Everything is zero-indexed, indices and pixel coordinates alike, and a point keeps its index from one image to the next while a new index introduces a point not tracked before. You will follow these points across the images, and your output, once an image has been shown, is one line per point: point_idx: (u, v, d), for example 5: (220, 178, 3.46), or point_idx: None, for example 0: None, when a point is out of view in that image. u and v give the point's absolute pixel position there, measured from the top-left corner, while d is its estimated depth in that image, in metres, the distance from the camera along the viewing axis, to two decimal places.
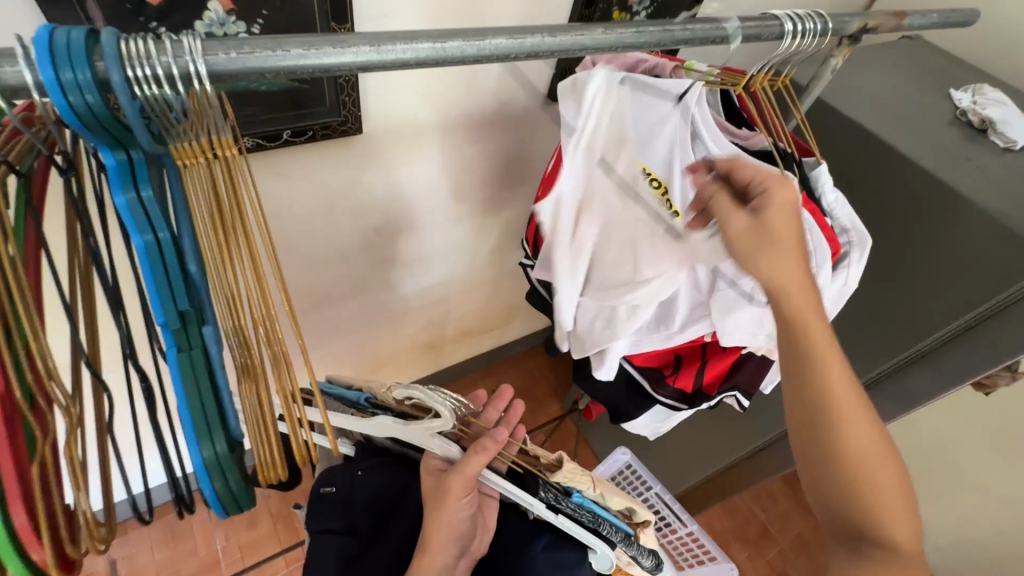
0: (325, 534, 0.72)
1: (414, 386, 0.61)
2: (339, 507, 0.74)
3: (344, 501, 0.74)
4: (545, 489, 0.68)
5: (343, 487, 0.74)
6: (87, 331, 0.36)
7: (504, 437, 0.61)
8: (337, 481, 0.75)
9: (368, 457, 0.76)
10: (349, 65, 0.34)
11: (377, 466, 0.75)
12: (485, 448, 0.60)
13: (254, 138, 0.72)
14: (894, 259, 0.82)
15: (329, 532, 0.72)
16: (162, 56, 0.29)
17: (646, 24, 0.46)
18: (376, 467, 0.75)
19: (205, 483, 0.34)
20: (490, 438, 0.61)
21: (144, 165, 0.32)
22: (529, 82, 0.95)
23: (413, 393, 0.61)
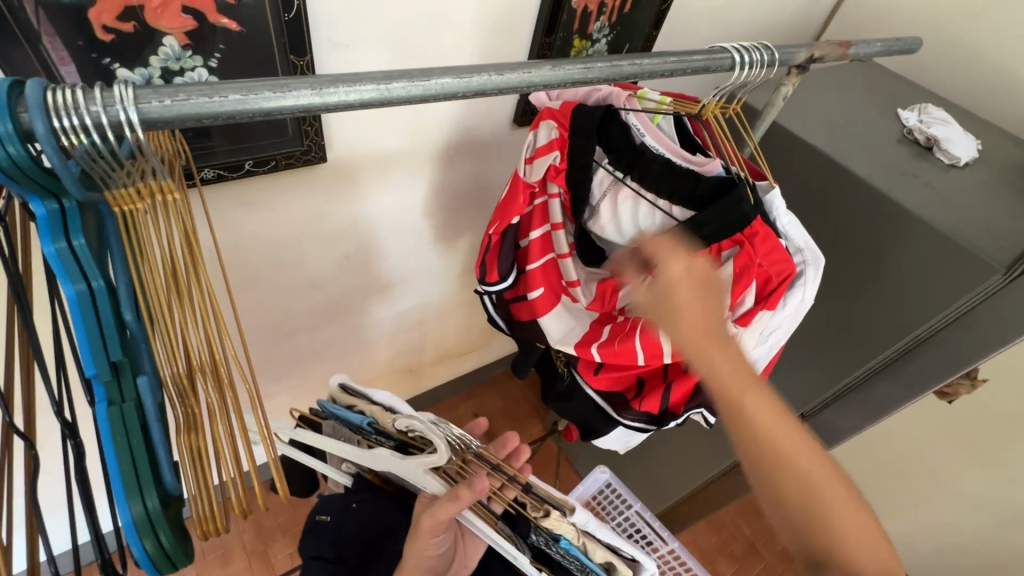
0: (315, 562, 0.70)
1: (416, 417, 0.62)
2: (330, 538, 0.72)
3: (335, 531, 0.72)
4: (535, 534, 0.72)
5: (337, 518, 0.73)
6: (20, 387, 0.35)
7: (482, 489, 0.57)
8: (333, 510, 0.74)
9: (362, 488, 0.75)
10: (291, 109, 0.34)
11: (370, 499, 0.73)
12: (457, 497, 0.57)
13: (215, 169, 0.72)
14: (852, 275, 0.84)
15: (319, 559, 0.70)
16: (90, 105, 0.28)
17: (594, 60, 0.47)
18: (370, 499, 0.73)
19: (135, 544, 0.33)
20: (466, 486, 0.57)
21: (77, 214, 0.31)
22: (495, 108, 0.96)
23: (415, 424, 0.62)
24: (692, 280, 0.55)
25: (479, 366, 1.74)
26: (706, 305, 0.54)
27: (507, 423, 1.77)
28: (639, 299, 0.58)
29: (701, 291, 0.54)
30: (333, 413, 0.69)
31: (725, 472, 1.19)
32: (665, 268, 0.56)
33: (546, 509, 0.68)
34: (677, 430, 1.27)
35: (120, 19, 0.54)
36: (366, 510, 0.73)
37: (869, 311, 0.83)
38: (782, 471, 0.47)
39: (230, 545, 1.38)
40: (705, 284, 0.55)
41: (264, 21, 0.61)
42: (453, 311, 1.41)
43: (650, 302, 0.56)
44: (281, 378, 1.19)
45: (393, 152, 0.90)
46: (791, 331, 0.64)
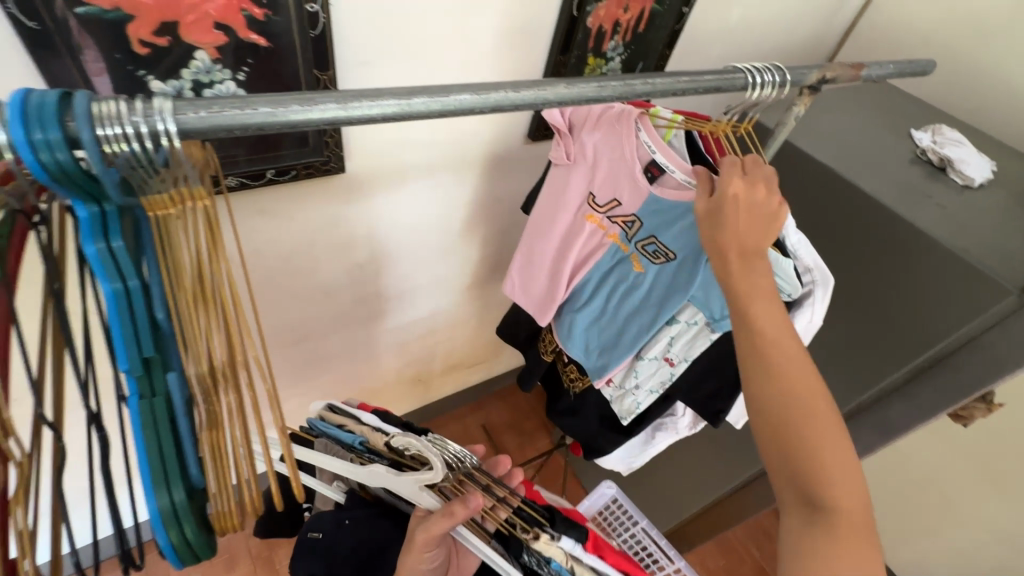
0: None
1: (410, 437, 0.65)
2: (321, 554, 0.72)
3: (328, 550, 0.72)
4: (527, 555, 0.69)
5: (329, 535, 0.73)
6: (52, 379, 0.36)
7: (476, 506, 0.59)
8: (325, 526, 0.73)
9: (357, 506, 0.75)
10: (316, 121, 0.36)
11: (365, 518, 0.73)
12: (452, 513, 0.59)
13: (238, 178, 0.75)
14: (862, 294, 0.84)
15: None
16: (132, 115, 0.30)
17: (607, 78, 0.48)
18: (364, 518, 0.73)
19: (160, 535, 0.35)
20: (463, 505, 0.59)
21: (116, 217, 0.33)
22: (510, 123, 0.98)
23: (410, 443, 0.64)
24: (749, 181, 0.54)
25: (488, 377, 1.75)
26: (748, 223, 0.53)
27: (514, 436, 1.77)
28: (700, 205, 0.56)
29: (721, 224, 0.53)
30: (322, 430, 0.70)
31: (733, 491, 1.18)
32: (728, 180, 0.54)
33: (535, 531, 0.67)
34: (686, 447, 1.26)
35: (156, 34, 0.57)
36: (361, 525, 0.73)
37: (881, 330, 0.82)
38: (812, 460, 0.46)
39: (235, 549, 1.39)
40: (757, 218, 0.53)
41: (292, 38, 0.64)
42: (463, 322, 1.42)
43: (718, 209, 0.54)
44: (292, 384, 1.21)
45: (409, 164, 0.92)
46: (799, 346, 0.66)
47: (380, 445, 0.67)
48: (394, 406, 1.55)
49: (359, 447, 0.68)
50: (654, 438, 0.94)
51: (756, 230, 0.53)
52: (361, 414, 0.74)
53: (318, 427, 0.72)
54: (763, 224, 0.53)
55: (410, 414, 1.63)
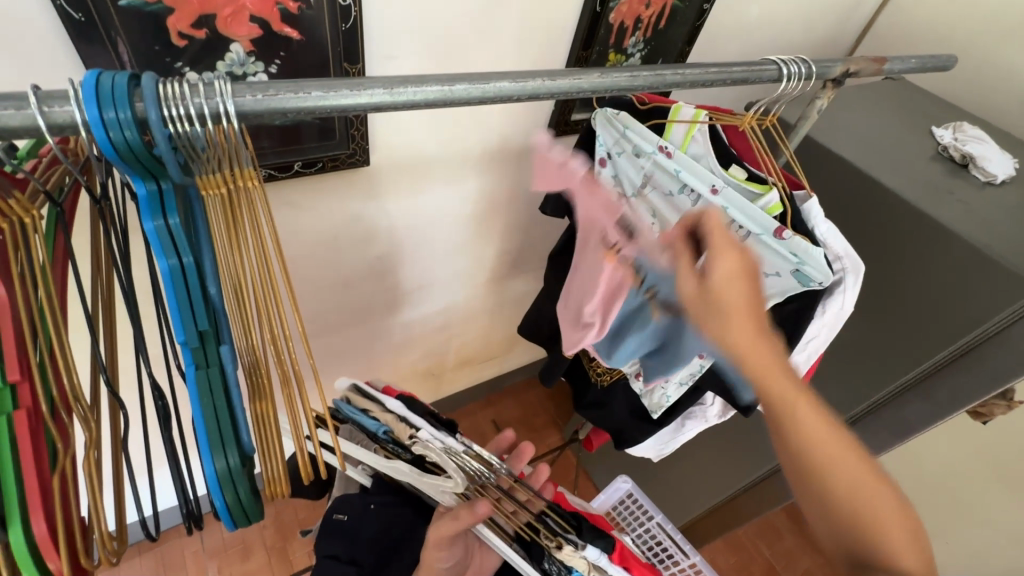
0: (330, 561, 0.71)
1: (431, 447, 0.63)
2: (346, 538, 0.73)
3: (353, 531, 0.73)
4: (549, 561, 0.69)
5: (355, 518, 0.73)
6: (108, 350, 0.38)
7: (481, 513, 0.61)
8: (350, 510, 0.74)
9: (383, 491, 0.76)
10: (364, 106, 0.37)
11: (390, 503, 0.74)
12: (459, 518, 0.62)
13: (266, 169, 0.76)
14: (881, 289, 0.84)
15: (333, 558, 0.71)
16: (195, 97, 0.32)
17: (639, 69, 0.49)
18: (390, 503, 0.74)
19: (217, 495, 0.36)
20: (467, 509, 0.62)
21: (173, 195, 0.35)
22: (530, 118, 0.99)
23: (430, 453, 0.63)
24: (728, 253, 0.50)
25: (500, 373, 1.76)
26: (738, 321, 0.48)
27: (525, 432, 1.78)
28: (686, 292, 0.53)
29: (711, 316, 0.50)
30: (348, 416, 0.69)
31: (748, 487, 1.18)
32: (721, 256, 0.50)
33: (559, 540, 0.67)
34: (701, 444, 1.26)
35: (194, 26, 0.59)
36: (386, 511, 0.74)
37: (900, 326, 0.83)
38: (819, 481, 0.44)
39: (251, 539, 1.41)
40: (750, 279, 0.50)
41: (323, 31, 0.65)
42: (477, 317, 1.43)
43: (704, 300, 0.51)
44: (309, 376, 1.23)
45: (430, 158, 0.94)
46: (834, 330, 0.67)
47: (404, 439, 0.67)
48: None
49: (383, 438, 0.67)
50: (685, 428, 0.94)
51: (743, 288, 0.49)
52: (385, 399, 0.73)
53: (346, 411, 0.71)
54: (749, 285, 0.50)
55: None
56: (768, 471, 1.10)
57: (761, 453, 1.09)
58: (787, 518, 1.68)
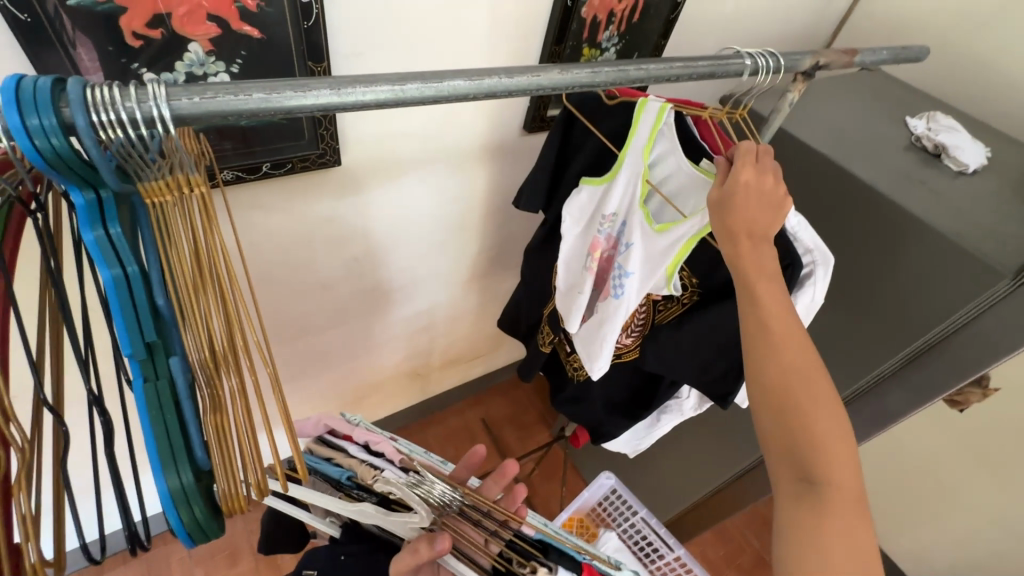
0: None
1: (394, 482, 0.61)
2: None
3: None
4: None
5: (325, 571, 0.71)
6: (53, 375, 0.37)
7: (439, 548, 0.60)
8: (319, 562, 0.72)
9: (353, 541, 0.74)
10: (310, 107, 0.36)
11: (361, 552, 0.72)
12: (416, 551, 0.60)
13: (233, 171, 0.75)
14: (855, 282, 0.85)
15: None
16: (126, 101, 0.30)
17: (601, 65, 0.48)
18: (360, 552, 0.72)
19: (171, 514, 0.35)
20: (426, 543, 0.61)
21: (114, 204, 0.34)
22: (505, 114, 0.98)
23: (393, 489, 0.61)
24: (760, 170, 0.55)
25: (487, 371, 1.75)
26: (764, 221, 0.53)
27: (514, 429, 1.78)
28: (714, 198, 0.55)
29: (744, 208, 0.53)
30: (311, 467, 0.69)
31: (732, 479, 1.19)
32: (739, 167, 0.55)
33: (533, 564, 0.66)
34: (686, 438, 1.26)
35: (149, 26, 0.57)
36: (357, 562, 0.71)
37: (875, 317, 0.83)
38: (788, 411, 0.48)
39: (238, 544, 1.40)
40: (767, 201, 0.54)
41: (285, 30, 0.64)
42: (462, 315, 1.42)
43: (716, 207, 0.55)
44: (290, 380, 1.21)
45: (404, 157, 0.92)
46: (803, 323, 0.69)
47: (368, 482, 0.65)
48: (393, 401, 1.56)
49: (348, 484, 0.67)
50: (660, 420, 0.95)
51: (766, 213, 0.54)
52: (349, 448, 0.74)
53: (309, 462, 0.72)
54: (763, 197, 0.54)
55: (410, 408, 1.63)
56: (752, 461, 1.11)
57: (744, 445, 1.10)
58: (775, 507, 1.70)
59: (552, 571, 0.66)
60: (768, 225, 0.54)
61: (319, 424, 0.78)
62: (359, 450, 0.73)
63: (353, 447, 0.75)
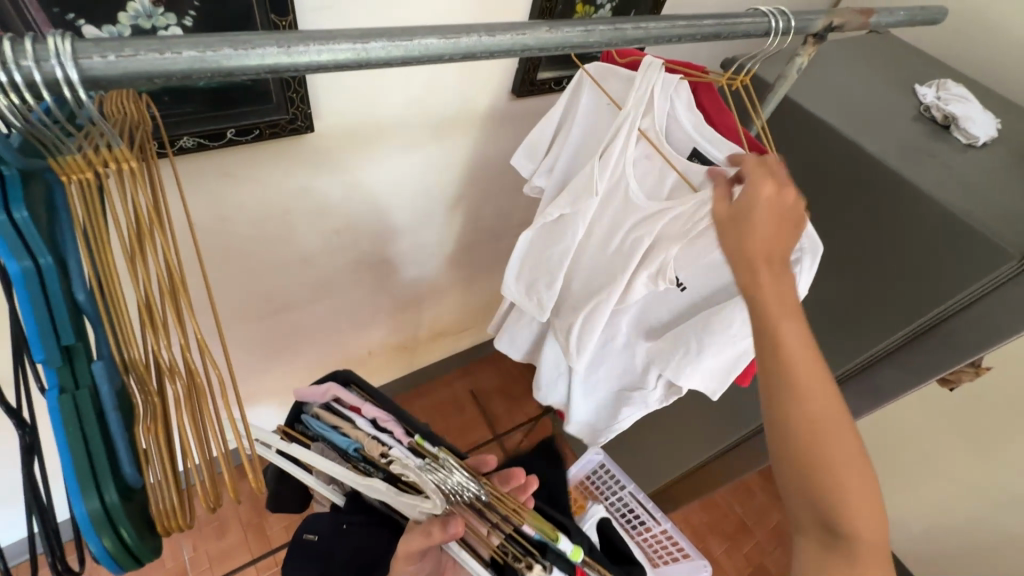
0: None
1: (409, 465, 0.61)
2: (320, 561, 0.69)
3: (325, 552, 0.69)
4: None
5: (327, 539, 0.70)
6: None
7: (455, 532, 0.57)
8: (322, 529, 0.71)
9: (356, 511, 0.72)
10: (255, 69, 0.31)
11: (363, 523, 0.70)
12: (429, 533, 0.57)
13: (194, 138, 0.68)
14: (856, 259, 0.81)
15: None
16: (19, 59, 0.25)
17: (596, 22, 0.43)
18: (362, 523, 0.70)
19: (92, 540, 0.32)
20: (440, 527, 0.57)
21: (17, 185, 0.29)
22: (493, 78, 0.92)
23: (407, 472, 0.61)
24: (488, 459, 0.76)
25: (477, 343, 1.72)
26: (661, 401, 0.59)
27: (503, 400, 1.77)
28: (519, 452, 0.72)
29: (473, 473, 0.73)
30: (319, 434, 0.69)
31: (720, 454, 1.18)
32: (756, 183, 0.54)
33: (528, 561, 0.62)
34: (675, 414, 1.25)
35: None
36: (360, 529, 0.70)
37: (875, 296, 0.80)
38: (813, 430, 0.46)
39: (226, 517, 1.39)
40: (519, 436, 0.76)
41: None
42: (449, 288, 1.38)
43: (732, 220, 0.54)
44: (271, 356, 1.17)
45: (382, 123, 0.86)
46: None
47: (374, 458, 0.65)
48: (380, 374, 1.53)
49: (355, 456, 0.67)
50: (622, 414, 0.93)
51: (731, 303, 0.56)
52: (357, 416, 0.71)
53: (315, 427, 0.71)
54: None
55: (398, 380, 1.61)
56: (741, 436, 1.10)
57: (733, 420, 1.09)
58: (760, 477, 1.73)
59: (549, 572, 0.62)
60: (783, 244, 0.52)
61: (327, 391, 0.73)
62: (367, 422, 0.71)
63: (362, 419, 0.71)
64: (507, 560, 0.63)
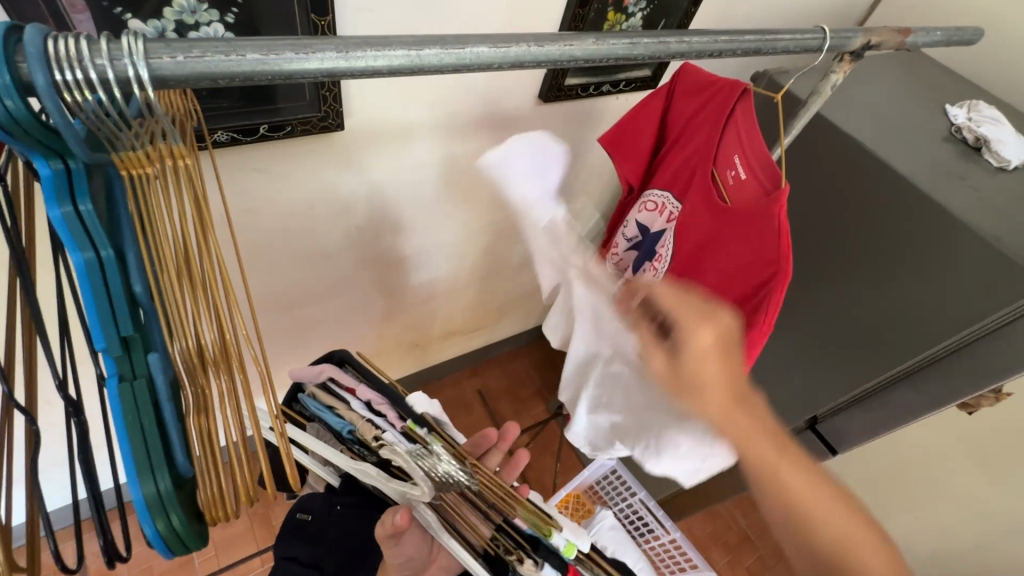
0: (288, 564, 0.69)
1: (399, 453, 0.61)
2: (308, 540, 0.71)
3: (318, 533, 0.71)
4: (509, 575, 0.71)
5: (319, 518, 0.72)
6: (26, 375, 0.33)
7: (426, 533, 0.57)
8: (315, 508, 0.72)
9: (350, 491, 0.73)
10: (314, 72, 0.31)
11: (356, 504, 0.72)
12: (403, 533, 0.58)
13: (228, 132, 0.69)
14: (880, 279, 0.81)
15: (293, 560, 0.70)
16: (95, 58, 0.26)
17: (640, 35, 0.43)
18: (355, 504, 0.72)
19: (146, 524, 0.33)
20: (397, 518, 0.57)
21: (84, 177, 0.29)
22: (519, 83, 0.92)
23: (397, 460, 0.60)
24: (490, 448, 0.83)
25: (488, 343, 1.72)
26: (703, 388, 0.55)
27: (510, 401, 1.77)
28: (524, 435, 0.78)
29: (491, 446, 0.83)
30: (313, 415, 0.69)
31: (729, 467, 1.18)
32: (693, 331, 0.55)
33: (520, 555, 0.69)
34: None
35: None
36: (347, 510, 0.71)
37: (898, 316, 0.80)
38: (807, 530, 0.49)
39: None
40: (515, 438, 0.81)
41: None
42: (465, 288, 1.39)
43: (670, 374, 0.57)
44: (287, 347, 1.18)
45: (404, 122, 0.86)
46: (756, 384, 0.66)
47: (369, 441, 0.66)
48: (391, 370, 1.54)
49: (349, 437, 0.68)
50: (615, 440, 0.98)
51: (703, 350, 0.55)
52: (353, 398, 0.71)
53: (311, 408, 0.70)
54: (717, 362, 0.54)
55: (408, 377, 1.62)
56: None
57: None
58: (766, 491, 1.71)
59: (539, 565, 0.70)
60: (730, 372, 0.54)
61: (322, 371, 0.73)
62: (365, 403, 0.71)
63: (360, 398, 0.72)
64: (499, 551, 0.70)
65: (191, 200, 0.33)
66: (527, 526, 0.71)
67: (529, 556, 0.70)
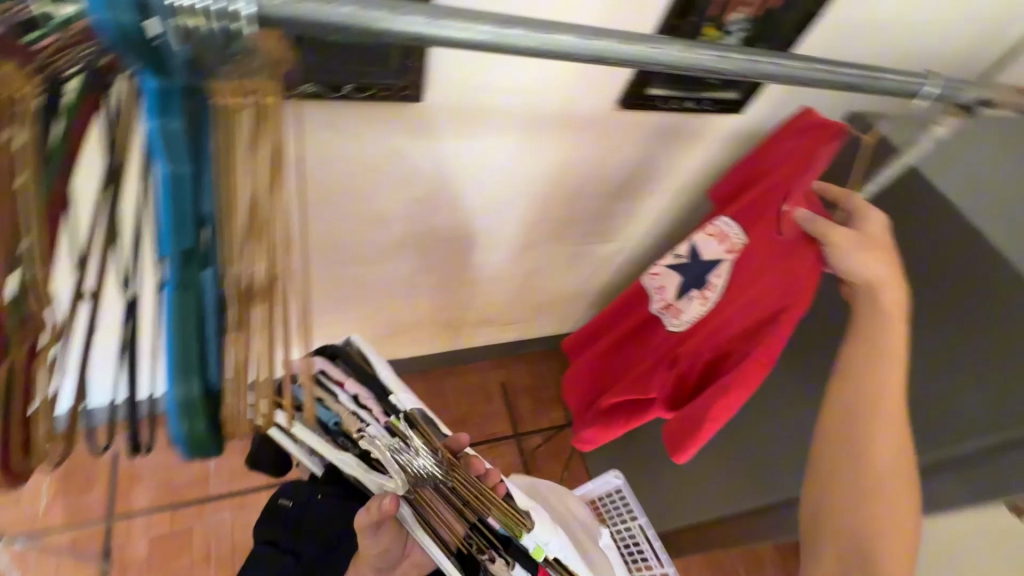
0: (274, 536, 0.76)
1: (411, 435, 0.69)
2: (287, 524, 0.80)
3: (296, 516, 0.81)
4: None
5: (300, 505, 0.81)
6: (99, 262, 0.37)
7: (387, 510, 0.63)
8: (296, 496, 0.82)
9: (332, 482, 0.82)
10: (394, 30, 0.32)
11: (336, 494, 0.81)
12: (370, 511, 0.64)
13: (316, 87, 0.73)
14: (953, 356, 0.74)
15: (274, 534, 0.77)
16: None
17: (733, 48, 0.42)
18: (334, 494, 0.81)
19: (173, 419, 0.37)
20: (377, 504, 0.64)
21: (181, 99, 0.32)
22: (601, 87, 0.92)
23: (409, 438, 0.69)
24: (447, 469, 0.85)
25: (522, 337, 1.72)
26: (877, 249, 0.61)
27: (529, 399, 1.77)
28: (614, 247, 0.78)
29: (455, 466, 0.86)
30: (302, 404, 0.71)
31: (740, 516, 1.13)
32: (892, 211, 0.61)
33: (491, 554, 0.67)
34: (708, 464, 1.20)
35: None
36: (323, 501, 0.80)
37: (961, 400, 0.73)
38: None
39: None
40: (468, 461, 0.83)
41: None
42: (510, 277, 1.39)
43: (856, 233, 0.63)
44: (330, 299, 1.22)
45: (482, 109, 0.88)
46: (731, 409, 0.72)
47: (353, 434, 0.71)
48: (424, 342, 1.56)
49: (335, 429, 0.73)
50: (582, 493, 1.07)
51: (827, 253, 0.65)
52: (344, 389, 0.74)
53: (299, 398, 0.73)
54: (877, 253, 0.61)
55: (438, 354, 1.64)
56: (769, 505, 1.04)
57: (766, 486, 1.04)
58: (775, 549, 1.63)
59: (509, 567, 0.66)
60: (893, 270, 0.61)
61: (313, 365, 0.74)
62: (350, 398, 0.74)
63: (348, 390, 0.75)
64: (469, 549, 0.67)
65: (255, 128, 0.34)
66: (500, 526, 0.68)
67: (501, 555, 0.68)
